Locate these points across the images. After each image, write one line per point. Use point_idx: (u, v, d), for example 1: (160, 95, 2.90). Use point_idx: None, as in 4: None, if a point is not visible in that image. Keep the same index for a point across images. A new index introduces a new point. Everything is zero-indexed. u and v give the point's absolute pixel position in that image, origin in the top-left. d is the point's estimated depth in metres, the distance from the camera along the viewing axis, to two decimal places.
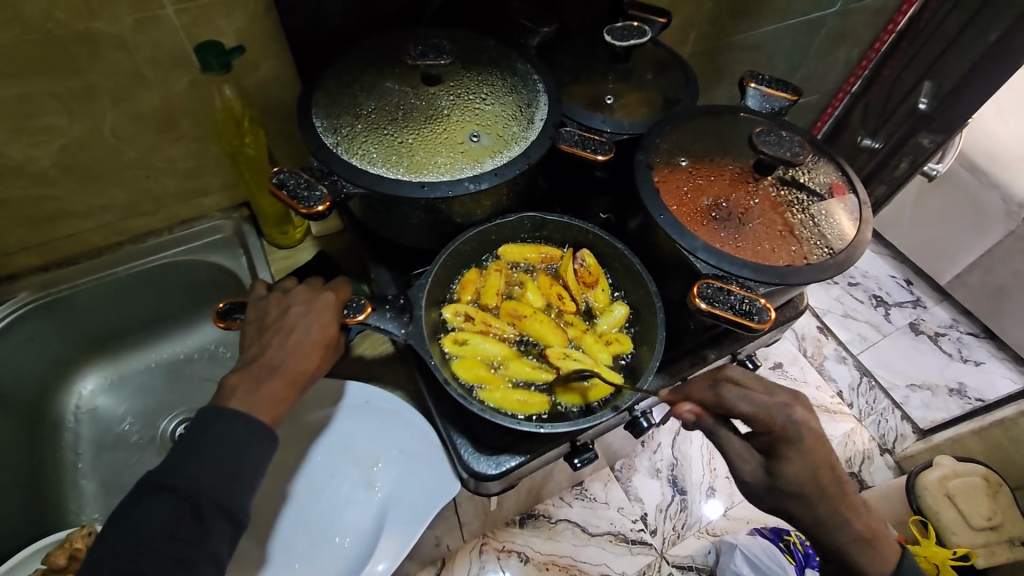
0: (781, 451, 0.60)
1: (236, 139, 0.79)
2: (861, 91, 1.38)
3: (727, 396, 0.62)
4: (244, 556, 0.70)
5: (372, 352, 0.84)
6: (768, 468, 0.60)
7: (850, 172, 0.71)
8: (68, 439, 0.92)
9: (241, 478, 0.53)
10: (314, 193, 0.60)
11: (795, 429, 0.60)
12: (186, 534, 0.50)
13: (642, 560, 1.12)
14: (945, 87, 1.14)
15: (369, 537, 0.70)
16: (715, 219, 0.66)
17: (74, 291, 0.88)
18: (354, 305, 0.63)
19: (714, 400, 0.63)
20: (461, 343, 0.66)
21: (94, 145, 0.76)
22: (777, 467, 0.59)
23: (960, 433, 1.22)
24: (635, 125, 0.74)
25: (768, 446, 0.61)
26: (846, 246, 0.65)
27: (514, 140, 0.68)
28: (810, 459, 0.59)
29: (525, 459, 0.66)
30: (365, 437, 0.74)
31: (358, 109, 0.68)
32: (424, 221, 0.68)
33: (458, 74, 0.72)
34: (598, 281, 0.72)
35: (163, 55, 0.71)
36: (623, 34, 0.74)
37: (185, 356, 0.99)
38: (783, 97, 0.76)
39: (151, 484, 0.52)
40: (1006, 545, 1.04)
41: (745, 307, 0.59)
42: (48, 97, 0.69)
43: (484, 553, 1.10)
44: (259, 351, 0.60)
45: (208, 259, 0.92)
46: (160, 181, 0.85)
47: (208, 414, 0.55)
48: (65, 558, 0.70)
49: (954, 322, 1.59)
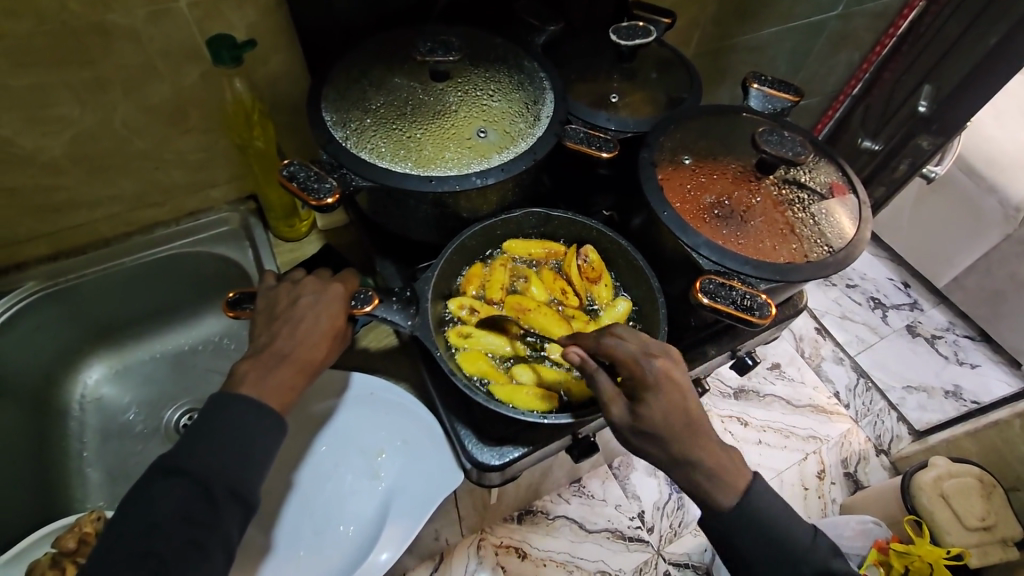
0: (641, 395, 0.56)
1: (246, 131, 0.81)
2: (862, 93, 1.38)
3: (605, 341, 0.58)
4: (250, 544, 0.71)
5: (376, 345, 0.84)
6: (633, 410, 0.56)
7: (850, 173, 0.72)
8: (74, 428, 0.93)
9: (252, 464, 0.54)
10: (324, 185, 0.61)
11: (652, 376, 0.56)
12: (198, 517, 0.51)
13: (638, 557, 1.13)
14: (944, 89, 1.15)
15: (372, 526, 0.71)
16: (717, 217, 0.67)
17: (81, 281, 0.88)
18: (361, 296, 0.64)
19: (596, 346, 0.59)
20: (465, 336, 0.67)
21: (106, 136, 0.77)
22: (637, 411, 0.55)
23: (956, 434, 1.24)
24: (640, 123, 0.75)
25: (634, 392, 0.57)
26: (845, 244, 0.66)
27: (520, 136, 0.69)
28: (667, 402, 0.55)
29: (528, 450, 0.67)
30: (368, 428, 0.75)
31: (368, 104, 0.69)
32: (431, 215, 0.69)
33: (466, 70, 0.72)
34: (602, 276, 0.73)
35: (174, 48, 0.72)
36: (628, 34, 0.76)
37: (190, 346, 1.00)
38: (786, 98, 0.77)
39: (166, 467, 0.53)
40: (999, 544, 1.06)
41: (746, 302, 0.60)
42: (61, 88, 0.69)
43: (482, 549, 1.11)
44: (269, 339, 0.60)
45: (214, 251, 0.93)
46: (169, 172, 0.86)
47: (218, 400, 0.56)
48: (74, 541, 0.71)
49: (950, 325, 1.60)
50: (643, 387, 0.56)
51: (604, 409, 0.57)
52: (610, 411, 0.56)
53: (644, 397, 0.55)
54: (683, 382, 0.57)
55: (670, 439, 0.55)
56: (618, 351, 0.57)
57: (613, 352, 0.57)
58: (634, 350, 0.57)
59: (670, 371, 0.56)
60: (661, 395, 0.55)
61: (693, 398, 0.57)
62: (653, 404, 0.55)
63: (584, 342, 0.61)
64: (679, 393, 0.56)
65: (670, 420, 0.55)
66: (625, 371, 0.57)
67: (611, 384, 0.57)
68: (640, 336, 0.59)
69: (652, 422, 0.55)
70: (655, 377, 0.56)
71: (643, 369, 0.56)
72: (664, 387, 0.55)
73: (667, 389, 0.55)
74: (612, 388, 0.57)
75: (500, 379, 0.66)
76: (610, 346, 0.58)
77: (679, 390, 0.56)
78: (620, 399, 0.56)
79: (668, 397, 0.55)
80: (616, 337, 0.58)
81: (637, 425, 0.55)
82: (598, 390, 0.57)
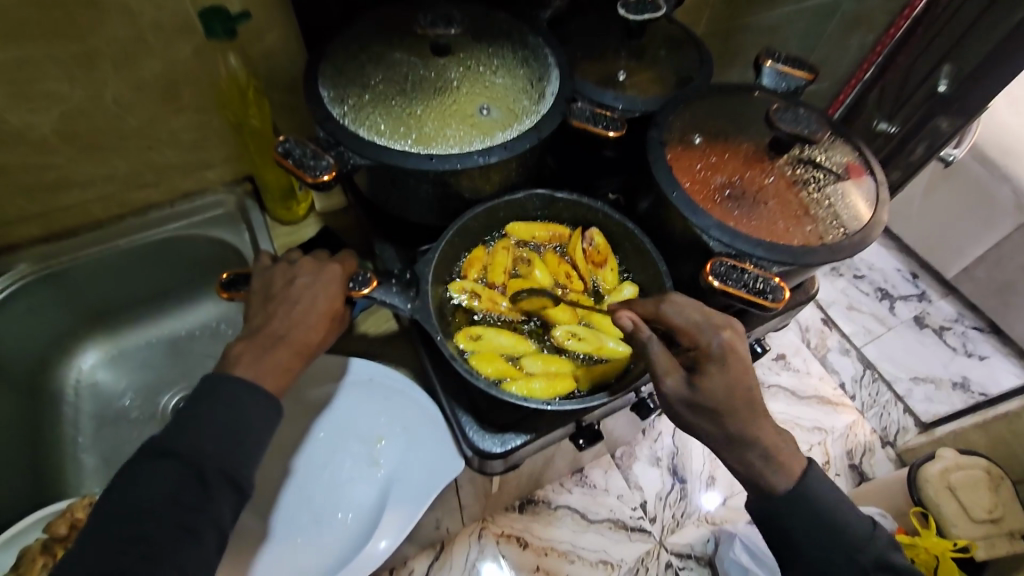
0: (702, 366, 0.56)
1: (241, 109, 0.79)
2: (875, 77, 1.25)
3: (666, 309, 0.58)
4: (246, 530, 0.69)
5: (376, 330, 0.83)
6: (690, 380, 0.55)
7: (867, 153, 0.69)
8: (69, 413, 0.92)
9: (246, 447, 0.53)
10: (320, 162, 0.59)
11: (717, 347, 0.56)
12: (189, 501, 0.49)
13: (640, 547, 1.11)
14: (966, 69, 1.06)
15: (370, 514, 0.69)
16: (728, 198, 0.65)
17: (75, 263, 0.86)
18: (360, 278, 0.61)
19: (655, 314, 0.59)
20: (475, 337, 0.64)
21: (97, 113, 0.75)
22: (696, 381, 0.55)
23: (964, 426, 1.22)
24: (648, 102, 0.73)
25: (692, 364, 0.57)
26: (861, 226, 0.64)
27: (524, 114, 0.67)
28: (727, 375, 0.55)
29: (531, 437, 0.65)
30: (368, 413, 0.73)
31: (366, 79, 0.67)
32: (431, 195, 0.67)
33: (468, 45, 0.70)
34: (607, 260, 0.71)
35: (164, 21, 0.69)
36: (637, 8, 0.73)
37: (187, 331, 0.98)
38: (799, 76, 0.74)
39: (155, 449, 0.51)
40: (1007, 538, 1.03)
41: (759, 285, 0.58)
42: (48, 61, 0.67)
43: (483, 538, 1.10)
44: (264, 320, 0.58)
45: (209, 234, 0.91)
46: (163, 152, 0.84)
47: (210, 382, 0.54)
48: (66, 527, 0.70)
49: (959, 316, 1.58)
50: (706, 358, 0.56)
51: (657, 379, 0.56)
52: (665, 380, 0.55)
53: (707, 368, 0.55)
54: (744, 358, 0.56)
55: (727, 412, 0.54)
56: (681, 320, 0.57)
57: (676, 320, 0.57)
58: (698, 319, 0.57)
59: (733, 345, 0.56)
60: (723, 367, 0.55)
61: (754, 374, 0.57)
62: (714, 375, 0.55)
63: (639, 309, 0.60)
64: (741, 369, 0.56)
65: (731, 393, 0.55)
66: (688, 342, 0.57)
67: (667, 354, 0.56)
68: (703, 307, 0.59)
69: (710, 393, 0.54)
70: (719, 349, 0.56)
71: (709, 341, 0.56)
72: (729, 359, 0.55)
73: (731, 362, 0.55)
74: (669, 358, 0.56)
75: (516, 376, 0.63)
76: (672, 314, 0.58)
77: (741, 365, 0.56)
78: (677, 370, 0.56)
79: (732, 370, 0.55)
80: (679, 307, 0.58)
81: (692, 397, 0.54)
82: (651, 358, 0.56)
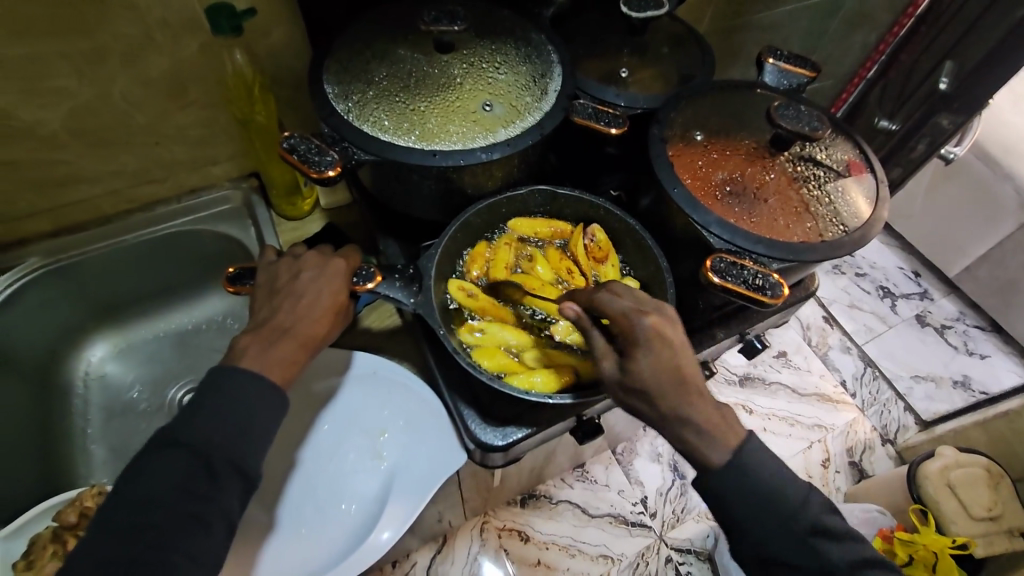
0: (630, 352, 0.55)
1: (247, 106, 0.80)
2: (877, 76, 1.29)
3: (598, 297, 0.57)
4: (252, 522, 0.70)
5: (379, 325, 0.83)
6: (622, 366, 0.55)
7: (868, 151, 0.70)
8: (78, 404, 0.93)
9: (253, 438, 0.54)
10: (325, 158, 0.60)
11: (641, 333, 0.54)
12: (198, 491, 0.50)
13: (641, 542, 1.12)
14: (967, 66, 1.08)
15: (374, 505, 0.70)
16: (728, 195, 0.66)
17: (84, 258, 0.87)
18: (364, 273, 0.62)
19: (590, 302, 0.58)
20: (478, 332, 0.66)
21: (105, 109, 0.76)
22: (626, 368, 0.54)
23: (964, 424, 1.22)
24: (650, 99, 0.73)
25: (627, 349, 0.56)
26: (861, 224, 0.64)
27: (526, 111, 0.68)
28: (655, 360, 0.53)
29: (531, 431, 0.66)
30: (372, 406, 0.74)
31: (371, 76, 0.68)
32: (434, 190, 0.68)
33: (471, 42, 0.71)
34: (609, 256, 0.72)
35: (172, 17, 0.70)
36: (640, 5, 0.73)
37: (193, 325, 0.99)
38: (801, 73, 0.74)
39: (165, 439, 0.52)
40: (1005, 535, 1.03)
41: (758, 282, 0.58)
42: (57, 58, 0.68)
43: (484, 532, 1.11)
44: (270, 314, 0.59)
45: (215, 229, 0.92)
46: (170, 148, 0.85)
47: (217, 374, 0.55)
48: (75, 516, 0.71)
49: (960, 315, 1.58)
50: (633, 344, 0.54)
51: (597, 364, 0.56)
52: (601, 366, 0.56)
53: (635, 354, 0.54)
54: (676, 341, 0.55)
55: (658, 396, 0.53)
56: (611, 307, 0.56)
57: (606, 308, 0.56)
58: (625, 305, 0.55)
59: (659, 328, 0.54)
60: (650, 351, 0.54)
61: (688, 356, 0.55)
62: (641, 360, 0.54)
63: (580, 295, 0.60)
64: (670, 350, 0.54)
65: (660, 377, 0.53)
66: (617, 328, 0.56)
67: (605, 340, 0.56)
68: (640, 293, 0.57)
69: (640, 378, 0.54)
70: (643, 334, 0.54)
71: (632, 325, 0.54)
72: (653, 344, 0.54)
73: (655, 346, 0.54)
74: (605, 344, 0.56)
75: (519, 370, 0.65)
76: (603, 302, 0.57)
77: (670, 348, 0.54)
78: (611, 354, 0.56)
79: (658, 354, 0.53)
80: (612, 293, 0.57)
81: (626, 382, 0.54)
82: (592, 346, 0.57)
